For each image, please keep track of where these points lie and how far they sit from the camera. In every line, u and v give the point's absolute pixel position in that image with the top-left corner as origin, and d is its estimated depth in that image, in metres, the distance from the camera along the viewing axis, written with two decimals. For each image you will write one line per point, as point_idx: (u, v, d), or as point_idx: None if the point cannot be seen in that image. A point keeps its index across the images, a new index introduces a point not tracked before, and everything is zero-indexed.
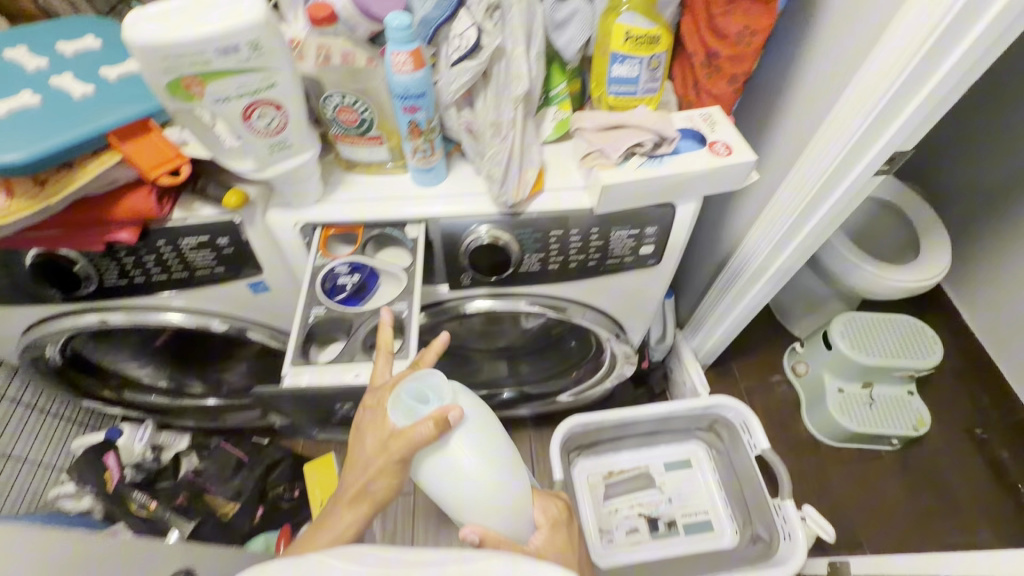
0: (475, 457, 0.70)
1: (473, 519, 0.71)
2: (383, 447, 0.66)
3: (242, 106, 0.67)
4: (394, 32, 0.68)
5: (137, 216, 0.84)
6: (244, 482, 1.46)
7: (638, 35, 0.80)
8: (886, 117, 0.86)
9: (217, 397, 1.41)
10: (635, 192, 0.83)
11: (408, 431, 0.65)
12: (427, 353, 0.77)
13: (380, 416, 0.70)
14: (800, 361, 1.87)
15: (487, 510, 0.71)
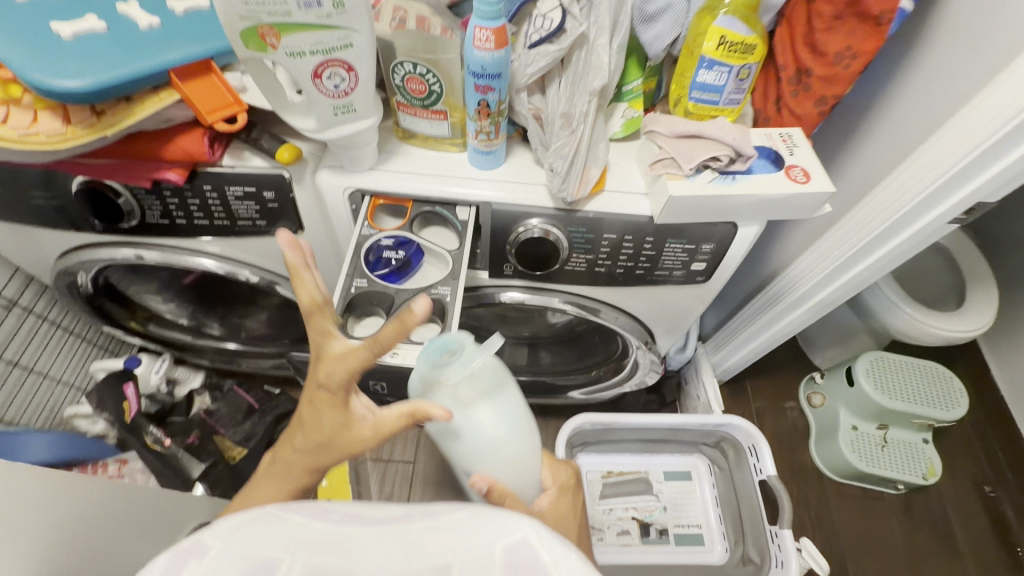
0: (501, 418, 0.74)
1: (488, 466, 0.73)
2: (328, 432, 0.65)
3: (315, 63, 0.63)
4: (483, 6, 0.64)
5: (189, 159, 0.83)
6: (255, 428, 1.46)
7: (733, 42, 0.76)
8: (981, 163, 0.80)
9: (236, 341, 1.42)
10: (701, 208, 0.79)
11: (356, 427, 0.64)
12: (381, 345, 0.54)
13: (330, 400, 0.63)
14: (817, 392, 1.84)
15: (499, 460, 0.73)
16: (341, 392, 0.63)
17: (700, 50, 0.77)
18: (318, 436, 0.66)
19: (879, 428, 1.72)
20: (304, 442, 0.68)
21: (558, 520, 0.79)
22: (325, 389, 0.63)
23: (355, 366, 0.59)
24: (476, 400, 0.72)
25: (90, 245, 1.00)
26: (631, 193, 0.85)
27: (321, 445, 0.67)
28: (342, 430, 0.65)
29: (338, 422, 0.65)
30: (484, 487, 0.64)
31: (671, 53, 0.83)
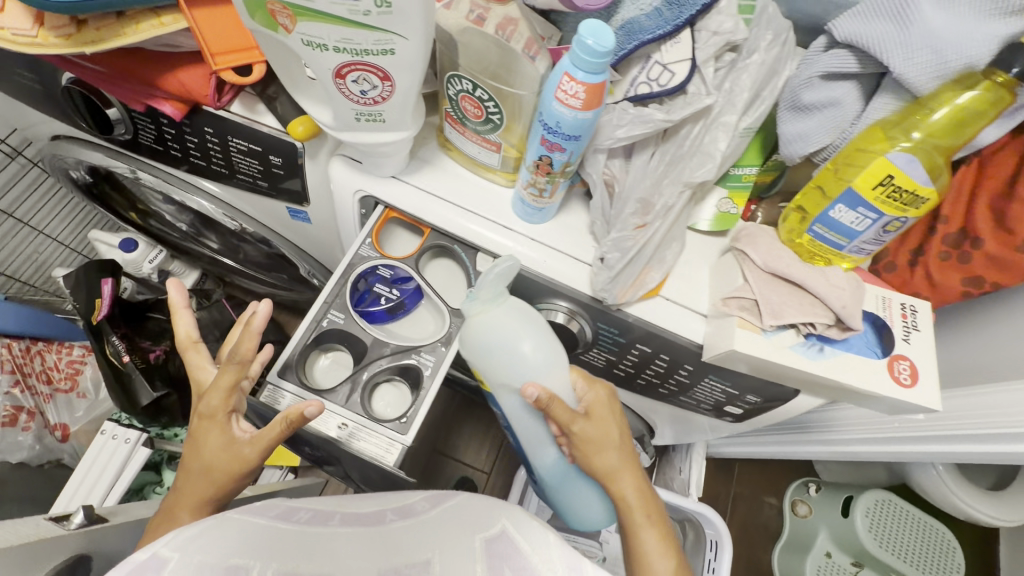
0: (534, 325, 0.63)
1: (531, 381, 0.62)
2: (207, 462, 0.59)
3: (339, 61, 0.47)
4: (583, 53, 0.45)
5: (189, 96, 0.69)
6: None
7: (902, 188, 0.53)
8: None
9: (233, 260, 1.25)
10: (763, 369, 0.62)
11: (232, 449, 0.59)
12: (244, 352, 0.59)
13: (207, 428, 0.60)
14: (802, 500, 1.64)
15: (552, 371, 0.62)
16: (218, 416, 0.60)
17: (850, 180, 0.56)
18: (199, 473, 0.59)
19: (854, 565, 1.52)
20: (184, 495, 0.60)
21: (607, 415, 0.63)
22: (202, 419, 0.61)
23: (226, 380, 0.60)
24: (515, 322, 0.62)
25: (78, 142, 0.89)
26: (688, 309, 0.68)
27: (203, 489, 0.59)
28: (223, 456, 0.59)
29: (218, 447, 0.59)
30: (534, 394, 0.58)
31: (812, 159, 0.63)
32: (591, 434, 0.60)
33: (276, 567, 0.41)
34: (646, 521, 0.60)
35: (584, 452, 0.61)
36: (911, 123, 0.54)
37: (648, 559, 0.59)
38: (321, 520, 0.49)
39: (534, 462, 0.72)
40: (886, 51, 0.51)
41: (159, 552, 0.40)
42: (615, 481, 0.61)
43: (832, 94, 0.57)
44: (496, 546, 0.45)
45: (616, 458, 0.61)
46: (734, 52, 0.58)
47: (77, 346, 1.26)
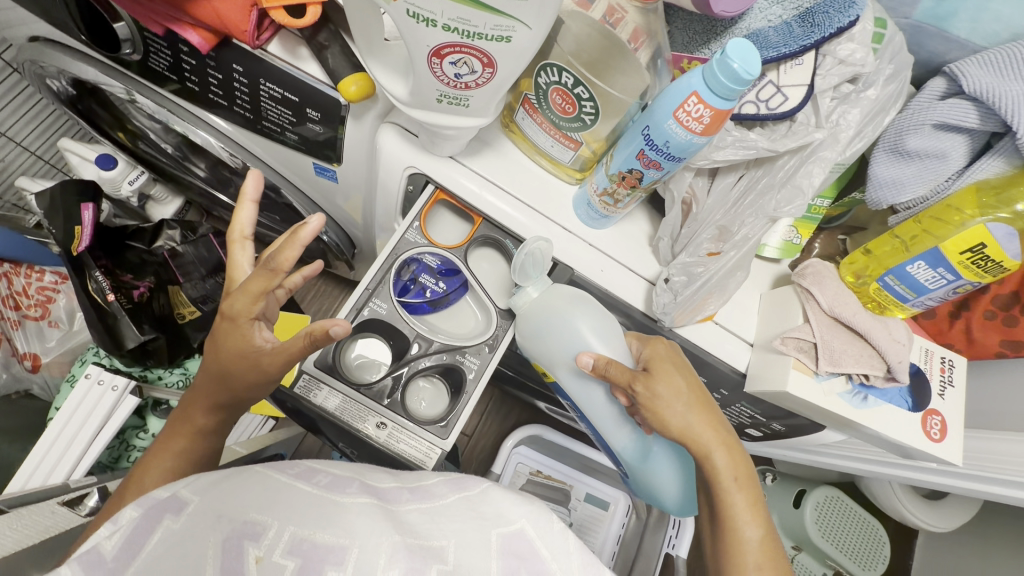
0: (584, 305, 0.60)
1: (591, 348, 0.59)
2: (222, 366, 0.54)
3: (441, 41, 0.40)
4: (723, 75, 0.41)
5: (223, 29, 0.59)
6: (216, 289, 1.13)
7: (988, 258, 0.51)
8: None
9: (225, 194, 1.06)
10: (803, 407, 0.63)
11: (247, 359, 0.54)
12: (282, 260, 0.51)
13: (226, 330, 0.54)
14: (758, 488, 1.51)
15: (611, 339, 0.60)
16: (241, 322, 0.53)
17: (938, 240, 0.54)
18: (212, 377, 0.55)
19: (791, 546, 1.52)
20: (200, 395, 0.56)
21: (673, 371, 0.56)
22: (223, 319, 0.54)
23: (256, 286, 0.52)
24: (566, 303, 0.60)
25: (65, 49, 0.75)
26: (736, 336, 0.67)
27: (215, 394, 0.56)
28: (238, 363, 0.54)
29: (233, 352, 0.54)
30: (589, 362, 0.56)
31: (893, 206, 0.61)
32: (659, 393, 0.54)
33: (292, 530, 0.34)
34: (733, 481, 0.53)
35: (651, 413, 0.55)
36: (1014, 194, 0.52)
37: (738, 526, 0.52)
38: (340, 489, 0.39)
39: (611, 441, 0.65)
40: (1015, 112, 0.48)
41: (182, 491, 0.36)
42: (694, 442, 0.54)
43: (938, 146, 0.54)
44: (513, 544, 0.37)
45: (691, 417, 0.54)
46: (851, 83, 0.54)
47: (49, 271, 1.06)
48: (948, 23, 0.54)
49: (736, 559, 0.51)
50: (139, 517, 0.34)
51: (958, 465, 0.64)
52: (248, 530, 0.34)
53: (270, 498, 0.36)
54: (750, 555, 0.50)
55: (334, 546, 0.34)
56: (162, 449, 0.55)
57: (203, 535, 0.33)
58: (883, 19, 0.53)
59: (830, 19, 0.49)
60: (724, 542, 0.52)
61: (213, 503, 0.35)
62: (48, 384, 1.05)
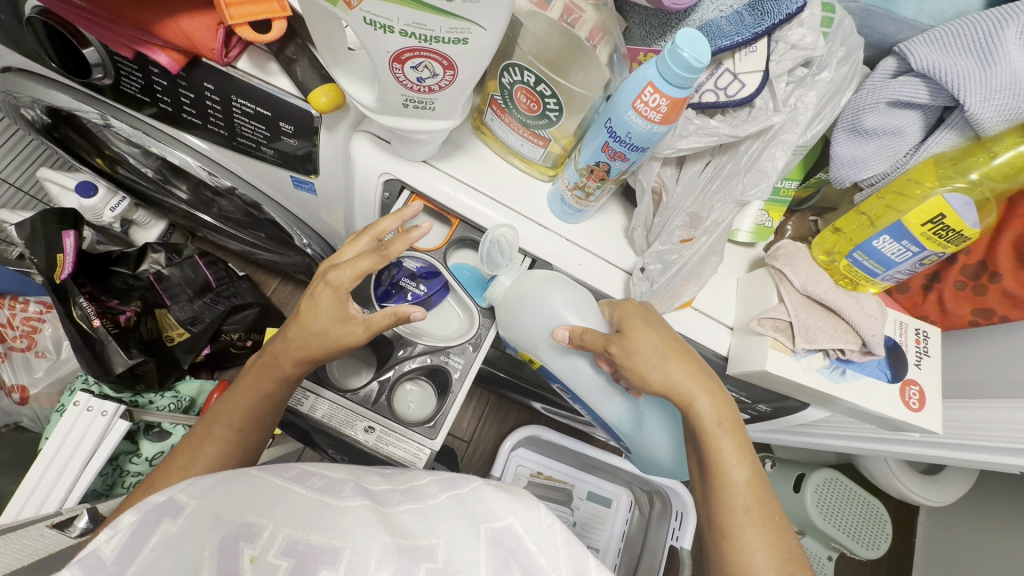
0: (558, 288, 0.62)
1: (569, 321, 0.61)
2: (319, 331, 0.56)
3: (401, 46, 0.42)
4: (675, 64, 0.43)
5: (191, 49, 0.60)
6: (202, 310, 1.11)
7: (949, 228, 0.53)
8: None
9: (206, 213, 1.06)
10: (784, 386, 0.64)
11: (340, 330, 0.56)
12: (392, 252, 0.56)
13: (327, 298, 0.56)
14: None
15: (587, 312, 0.62)
16: (341, 294, 0.57)
17: (901, 213, 0.55)
18: (304, 337, 0.56)
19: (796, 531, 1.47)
20: (287, 348, 0.57)
21: (647, 328, 0.57)
22: (326, 285, 0.57)
23: (364, 265, 0.56)
24: (537, 286, 0.62)
25: (38, 78, 0.75)
26: (716, 321, 0.68)
27: (300, 353, 0.56)
28: (334, 329, 0.56)
29: (331, 320, 0.56)
30: (565, 335, 0.58)
31: (857, 183, 0.63)
32: (635, 352, 0.56)
33: (287, 533, 0.35)
34: (719, 427, 0.55)
35: (631, 375, 0.56)
36: (969, 164, 0.54)
37: (725, 470, 0.54)
38: (335, 492, 0.40)
39: (604, 414, 0.68)
40: (962, 89, 0.50)
41: (179, 494, 0.36)
42: (677, 393, 0.56)
43: (897, 122, 0.56)
44: (502, 537, 0.38)
45: (671, 369, 0.56)
46: (805, 67, 0.56)
47: (34, 301, 1.06)
48: (896, 5, 0.56)
49: (724, 500, 0.53)
50: (138, 520, 0.34)
51: (940, 433, 0.65)
52: (244, 531, 0.34)
53: (265, 501, 0.37)
54: (738, 495, 0.53)
55: (327, 548, 0.35)
56: (251, 389, 0.57)
57: (199, 536, 0.34)
58: (830, 4, 0.54)
59: (778, 7, 0.51)
60: (711, 485, 0.54)
61: (210, 506, 0.36)
62: (38, 415, 1.04)
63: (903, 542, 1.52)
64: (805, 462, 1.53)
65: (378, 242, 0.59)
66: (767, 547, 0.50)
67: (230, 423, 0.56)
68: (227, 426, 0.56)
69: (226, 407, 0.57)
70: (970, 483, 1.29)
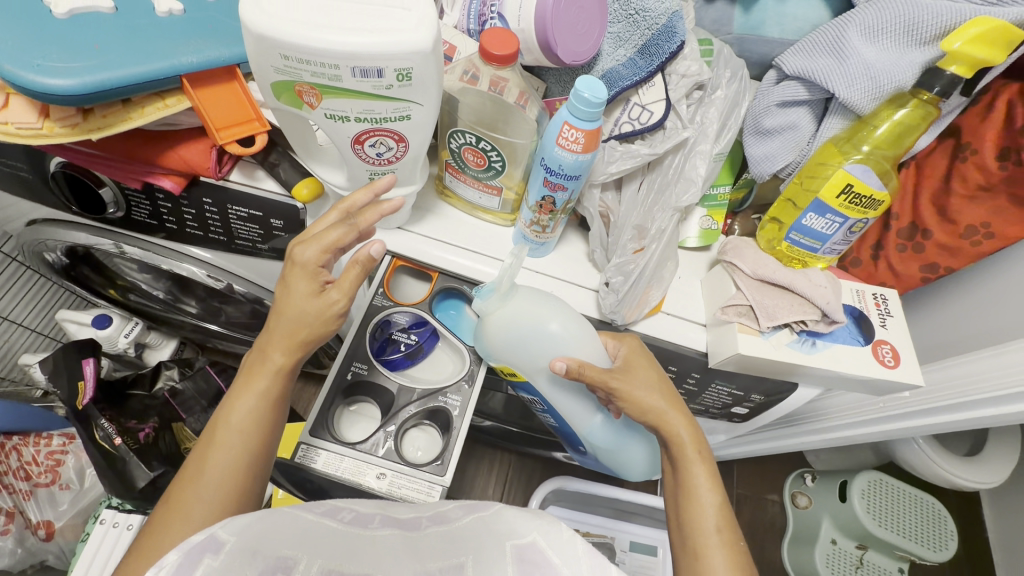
0: (553, 309, 0.64)
1: (564, 353, 0.63)
2: (295, 311, 0.57)
3: (359, 129, 0.51)
4: (581, 104, 0.52)
5: (190, 171, 0.71)
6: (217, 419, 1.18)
7: (860, 194, 0.61)
8: None
9: (215, 323, 1.13)
10: (764, 368, 0.68)
11: (318, 302, 0.57)
12: (362, 221, 0.57)
13: (297, 278, 0.57)
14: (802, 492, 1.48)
15: (586, 341, 0.64)
16: (313, 270, 0.57)
17: (816, 192, 0.63)
18: (286, 322, 0.57)
19: (859, 547, 1.37)
20: (273, 339, 0.58)
21: (648, 365, 0.64)
22: (295, 267, 0.58)
23: (331, 237, 0.56)
24: (539, 307, 0.64)
25: (59, 223, 0.86)
26: (689, 322, 0.73)
27: (287, 340, 0.57)
28: (310, 306, 0.57)
29: (306, 297, 0.57)
30: (563, 367, 0.59)
31: (777, 175, 0.71)
32: (633, 385, 0.61)
33: (320, 563, 0.37)
34: (697, 456, 0.60)
35: (624, 406, 0.62)
36: (859, 138, 0.62)
37: (698, 493, 0.59)
38: (362, 524, 0.43)
39: (581, 430, 0.72)
40: (830, 81, 0.60)
41: (218, 533, 0.38)
42: (665, 424, 0.62)
43: (790, 119, 0.65)
44: (526, 553, 0.40)
45: (663, 402, 0.62)
46: (700, 90, 0.66)
47: (57, 434, 1.08)
48: (763, 30, 0.67)
49: (695, 521, 0.57)
50: (179, 560, 0.36)
51: (925, 385, 0.67)
52: (280, 564, 0.37)
53: (298, 539, 0.39)
54: (709, 518, 0.57)
55: (359, 571, 0.37)
56: (244, 391, 0.57)
57: (238, 570, 0.36)
58: (707, 39, 0.66)
59: (661, 48, 0.61)
60: (686, 507, 0.59)
61: (245, 544, 0.38)
62: (63, 551, 1.04)
63: (971, 537, 1.43)
64: (845, 469, 1.48)
65: (344, 213, 0.58)
66: (732, 569, 0.54)
67: (231, 427, 0.56)
68: (229, 431, 0.56)
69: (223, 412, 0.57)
70: (1015, 458, 1.25)
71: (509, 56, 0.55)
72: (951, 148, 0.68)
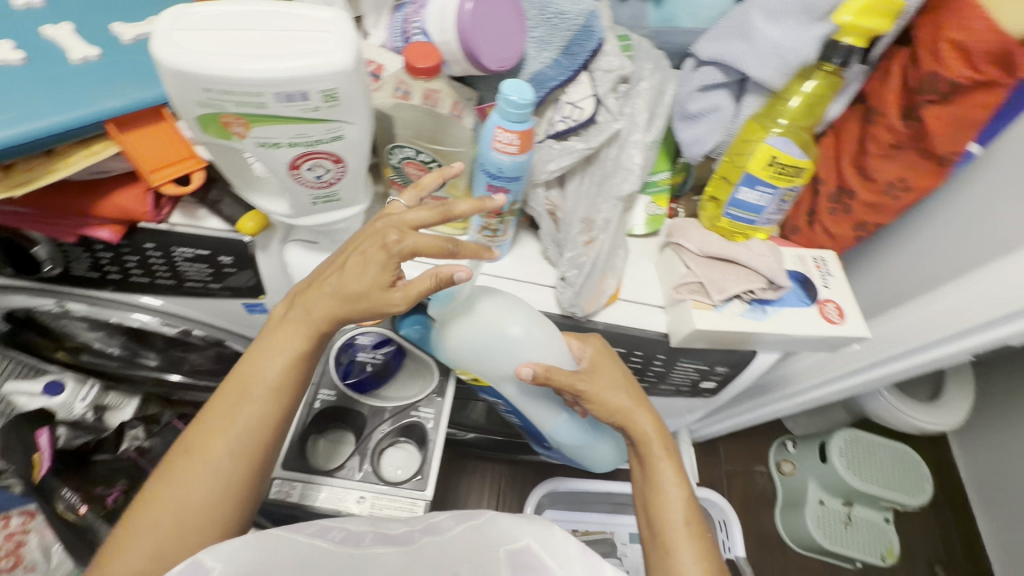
0: (516, 313, 0.64)
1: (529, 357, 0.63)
2: (354, 292, 0.53)
3: (294, 154, 0.51)
4: (509, 107, 0.54)
5: (128, 218, 0.69)
6: None
7: (784, 164, 0.65)
8: None
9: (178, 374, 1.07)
10: (721, 340, 0.71)
11: (381, 295, 0.53)
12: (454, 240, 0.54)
13: (370, 257, 0.53)
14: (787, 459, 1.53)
15: (550, 344, 0.64)
16: (392, 262, 0.52)
17: (745, 167, 0.67)
18: (335, 291, 0.54)
19: (845, 504, 1.43)
20: (314, 300, 0.56)
21: (612, 365, 0.65)
22: (377, 246, 0.53)
23: (424, 242, 0.52)
24: (501, 310, 0.64)
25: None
26: (648, 305, 0.75)
27: (328, 309, 0.55)
28: (365, 294, 0.53)
29: (370, 284, 0.53)
30: (530, 373, 0.60)
31: (709, 156, 0.74)
32: (600, 387, 0.63)
33: None
34: (663, 452, 0.64)
35: (591, 408, 0.64)
36: (775, 113, 0.66)
37: (665, 488, 0.62)
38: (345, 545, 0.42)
39: (547, 429, 0.73)
40: (743, 62, 0.64)
41: None
42: (632, 424, 0.64)
43: (712, 102, 0.69)
44: (522, 556, 0.46)
45: (629, 401, 0.64)
46: (627, 83, 0.67)
47: (15, 513, 1.05)
48: (677, 21, 0.70)
49: (663, 515, 0.61)
50: None
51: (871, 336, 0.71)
52: None
53: None
54: (676, 512, 0.61)
55: None
56: (280, 348, 0.56)
57: None
58: (625, 35, 0.68)
59: (582, 47, 0.64)
60: (655, 502, 0.62)
61: None
62: None
63: None
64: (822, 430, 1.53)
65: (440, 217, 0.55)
66: (700, 559, 0.57)
67: (265, 383, 0.56)
68: (261, 385, 0.56)
69: (246, 370, 0.56)
70: (969, 398, 1.33)
71: (433, 66, 0.58)
72: (861, 112, 0.72)
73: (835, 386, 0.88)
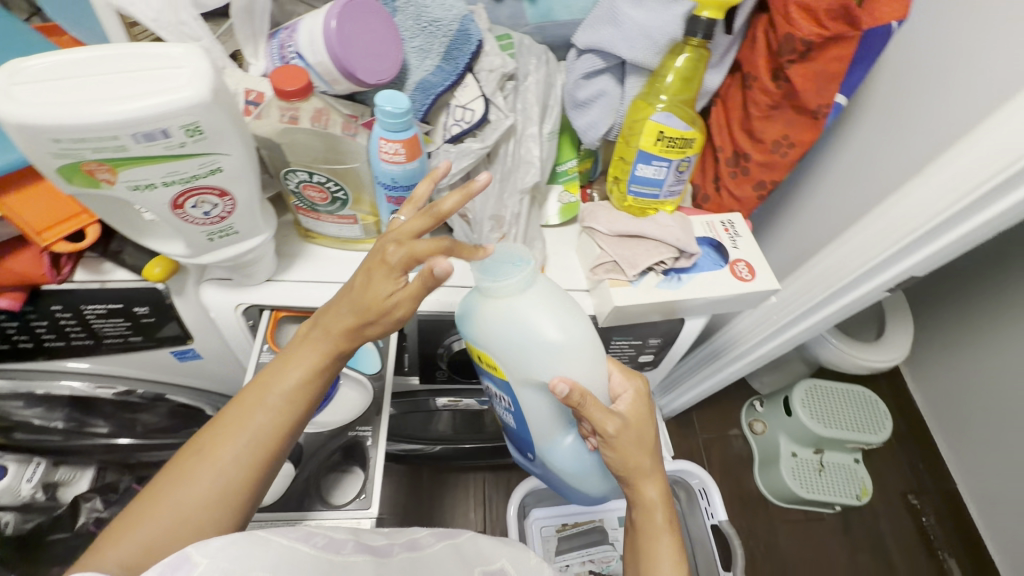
0: (557, 315, 0.59)
1: (560, 369, 0.58)
2: (365, 299, 0.54)
3: (172, 193, 0.51)
4: (386, 118, 0.55)
5: (25, 283, 0.66)
6: None
7: (672, 137, 0.68)
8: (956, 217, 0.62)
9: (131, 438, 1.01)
10: (643, 313, 0.73)
11: (385, 300, 0.54)
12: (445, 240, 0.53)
13: (379, 267, 0.54)
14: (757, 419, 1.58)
15: (593, 361, 0.60)
16: (398, 267, 0.53)
17: (638, 145, 0.69)
18: (351, 299, 0.55)
19: (816, 452, 1.49)
20: (335, 313, 0.56)
21: (645, 420, 0.63)
22: (382, 257, 0.54)
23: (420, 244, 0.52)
24: (541, 305, 0.59)
25: None
26: (574, 291, 0.77)
27: (341, 318, 0.56)
28: (376, 300, 0.54)
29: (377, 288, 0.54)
30: (564, 390, 0.55)
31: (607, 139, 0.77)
32: (626, 437, 0.60)
33: None
34: (665, 526, 0.63)
35: (610, 453, 0.61)
36: (656, 90, 0.69)
37: (659, 565, 0.61)
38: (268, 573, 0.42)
39: (548, 440, 0.69)
40: (616, 46, 0.67)
41: None
42: (639, 488, 0.63)
43: (598, 87, 0.71)
44: None
45: (649, 464, 0.62)
46: (512, 80, 0.70)
47: None
48: (553, 16, 0.73)
49: None
50: None
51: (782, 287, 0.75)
52: None
53: None
54: None
55: None
56: (299, 360, 0.56)
57: None
58: (505, 34, 0.71)
59: (461, 51, 0.66)
60: (646, 573, 0.61)
61: None
62: None
63: None
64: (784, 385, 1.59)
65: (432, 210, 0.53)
66: None
67: (281, 394, 0.55)
68: (275, 397, 0.55)
69: (265, 379, 0.56)
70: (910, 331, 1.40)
71: (302, 86, 0.59)
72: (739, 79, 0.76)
73: (772, 339, 0.91)
